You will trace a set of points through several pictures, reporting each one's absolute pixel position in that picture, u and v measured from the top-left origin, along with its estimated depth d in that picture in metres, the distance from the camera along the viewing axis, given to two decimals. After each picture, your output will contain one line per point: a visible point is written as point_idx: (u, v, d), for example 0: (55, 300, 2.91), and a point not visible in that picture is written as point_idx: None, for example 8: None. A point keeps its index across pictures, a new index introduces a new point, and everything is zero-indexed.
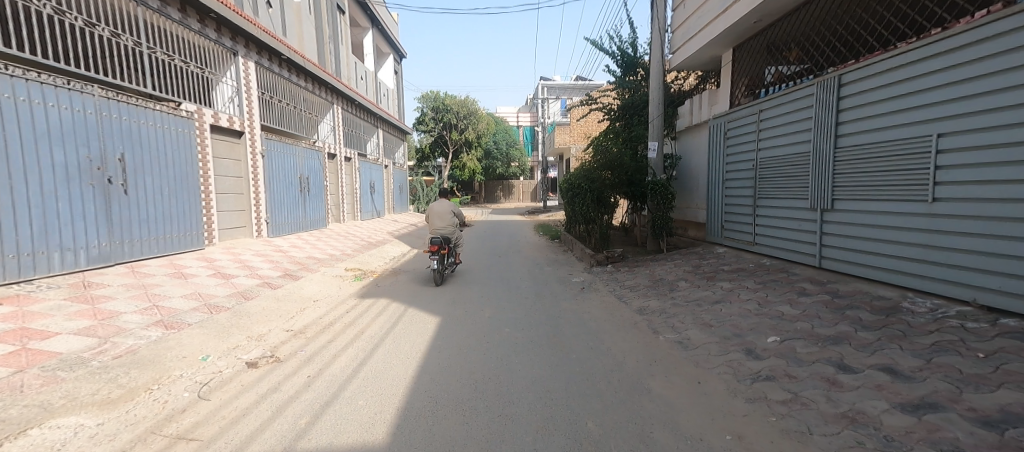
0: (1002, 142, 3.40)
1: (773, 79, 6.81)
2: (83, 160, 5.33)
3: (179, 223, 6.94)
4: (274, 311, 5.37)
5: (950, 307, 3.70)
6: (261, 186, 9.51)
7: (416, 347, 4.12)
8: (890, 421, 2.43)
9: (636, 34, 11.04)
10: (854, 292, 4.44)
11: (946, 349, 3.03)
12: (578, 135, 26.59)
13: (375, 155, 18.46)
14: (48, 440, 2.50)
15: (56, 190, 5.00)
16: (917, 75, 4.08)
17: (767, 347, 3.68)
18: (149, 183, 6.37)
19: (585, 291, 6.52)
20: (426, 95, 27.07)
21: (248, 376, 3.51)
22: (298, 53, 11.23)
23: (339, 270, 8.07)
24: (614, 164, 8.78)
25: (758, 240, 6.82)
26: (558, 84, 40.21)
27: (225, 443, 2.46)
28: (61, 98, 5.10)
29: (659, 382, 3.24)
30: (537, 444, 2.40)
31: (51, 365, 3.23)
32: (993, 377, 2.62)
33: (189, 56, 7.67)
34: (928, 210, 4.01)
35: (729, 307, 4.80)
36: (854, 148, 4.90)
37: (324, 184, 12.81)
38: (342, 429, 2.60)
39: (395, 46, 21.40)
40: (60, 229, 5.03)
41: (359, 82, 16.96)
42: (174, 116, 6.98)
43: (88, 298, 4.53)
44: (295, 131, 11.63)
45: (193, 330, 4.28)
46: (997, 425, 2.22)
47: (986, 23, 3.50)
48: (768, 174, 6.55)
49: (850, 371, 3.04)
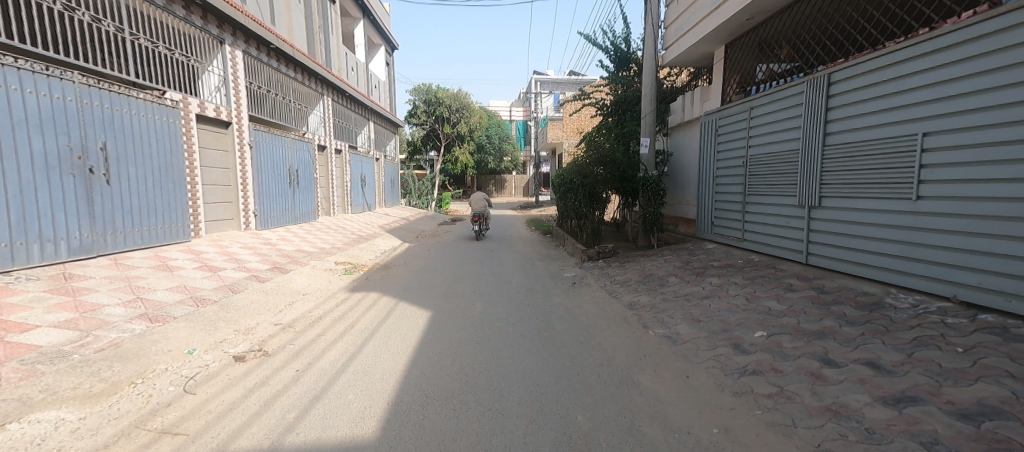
0: (986, 142, 3.46)
1: (763, 76, 6.87)
2: (64, 148, 5.19)
3: (164, 215, 6.81)
4: (262, 304, 5.32)
5: (931, 303, 3.77)
6: (249, 177, 9.38)
7: (407, 341, 4.12)
8: (872, 414, 2.48)
9: (629, 30, 11.06)
10: (839, 288, 4.52)
11: (926, 344, 3.10)
12: (571, 130, 26.98)
13: (366, 147, 18.26)
14: (29, 435, 2.46)
15: (35, 180, 4.87)
16: (905, 74, 4.12)
17: (754, 342, 3.72)
18: (133, 173, 6.23)
19: (576, 286, 6.55)
20: (418, 87, 26.73)
21: (234, 370, 3.47)
22: (287, 43, 11.03)
23: (329, 263, 8.01)
24: (607, 159, 8.70)
25: (747, 236, 6.89)
26: (551, 79, 40.06)
27: (212, 437, 2.44)
28: (39, 84, 4.95)
29: (648, 376, 3.28)
30: (527, 438, 2.40)
31: (30, 358, 3.16)
32: (971, 371, 2.69)
33: (174, 43, 7.50)
34: (912, 208, 4.08)
35: (717, 302, 4.86)
36: (841, 146, 4.96)
37: (314, 176, 12.67)
38: (331, 423, 2.58)
39: (387, 38, 21.14)
40: (40, 219, 4.91)
41: (350, 73, 16.73)
42: (159, 106, 6.83)
43: (69, 290, 4.44)
44: (285, 123, 11.47)
45: (179, 324, 4.21)
46: (974, 417, 2.28)
47: (973, 23, 3.54)
48: (758, 171, 6.61)
49: (834, 365, 3.10)
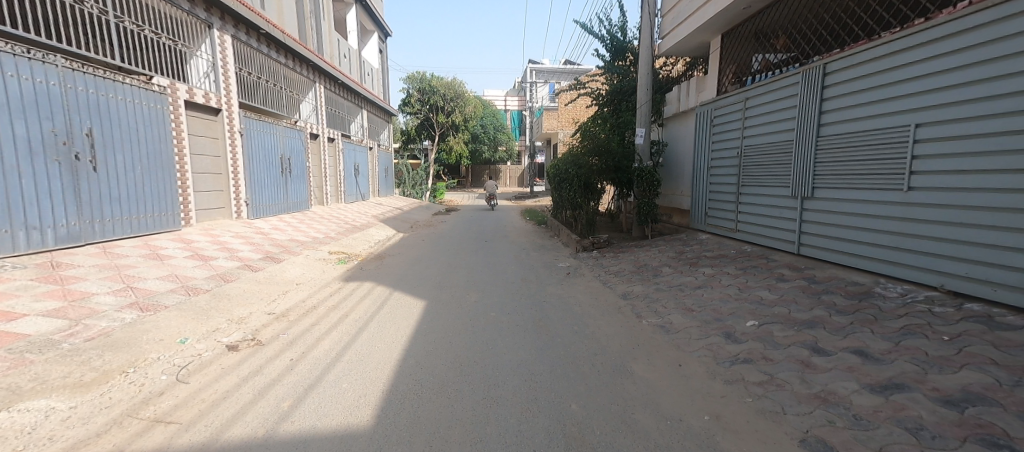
0: (974, 134, 3.52)
1: (760, 67, 6.83)
2: (47, 133, 5.08)
3: (153, 203, 6.72)
4: (254, 293, 5.30)
5: (919, 292, 3.83)
6: (241, 166, 9.27)
7: (401, 330, 4.13)
8: (860, 401, 2.52)
9: (625, 18, 10.95)
10: (830, 278, 4.57)
11: (913, 333, 3.14)
12: (567, 121, 27.02)
13: (359, 136, 18.05)
14: (18, 423, 2.45)
15: (19, 166, 4.78)
16: (902, 64, 4.11)
17: (745, 331, 3.76)
18: (120, 160, 6.13)
19: (571, 276, 6.57)
20: (412, 75, 26.29)
21: (228, 359, 3.46)
22: (278, 28, 10.81)
23: (323, 253, 7.98)
24: (602, 149, 8.70)
25: (740, 226, 6.94)
26: (547, 68, 39.72)
27: (205, 426, 2.44)
28: (22, 68, 4.82)
29: (641, 365, 3.31)
30: (522, 426, 2.43)
31: (19, 346, 3.13)
32: (956, 359, 2.74)
33: (161, 27, 7.34)
34: (904, 199, 4.12)
35: (710, 292, 4.91)
36: (836, 137, 4.96)
37: (307, 164, 12.55)
38: (326, 412, 2.59)
39: (380, 24, 20.80)
40: (25, 207, 4.83)
41: (342, 60, 16.46)
42: (146, 92, 6.71)
43: (58, 279, 4.39)
44: (276, 110, 11.30)
45: (170, 313, 4.18)
46: (958, 404, 2.33)
47: (968, 14, 3.55)
48: (752, 162, 6.63)
49: (823, 354, 3.14)
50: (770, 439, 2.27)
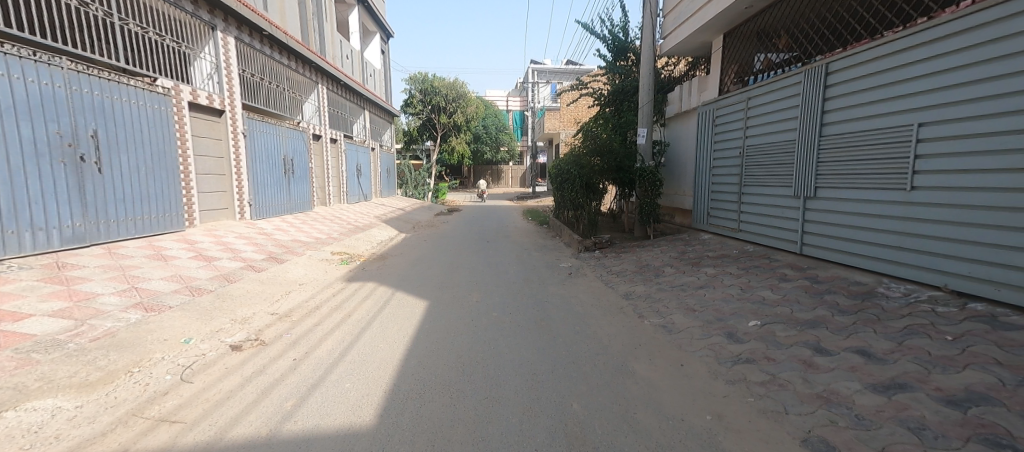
0: (976, 133, 3.51)
1: (761, 66, 6.85)
2: (53, 135, 5.12)
3: (157, 204, 6.75)
4: (258, 294, 5.32)
5: (922, 292, 3.83)
6: (244, 166, 9.32)
7: (403, 330, 4.14)
8: (862, 401, 2.52)
9: (627, 18, 10.94)
10: (832, 278, 4.56)
11: (917, 332, 3.14)
12: (568, 121, 27.07)
13: (361, 137, 18.08)
14: (24, 423, 2.47)
15: (25, 167, 4.82)
16: (905, 63, 4.09)
17: (748, 331, 3.76)
18: (125, 161, 6.17)
19: (573, 276, 6.55)
20: (415, 75, 26.18)
21: (232, 359, 3.47)
22: (280, 29, 10.83)
23: (326, 253, 8.01)
24: (603, 149, 8.65)
25: (742, 227, 6.95)
26: (549, 68, 39.70)
27: (209, 425, 2.45)
28: (27, 70, 4.86)
29: (643, 365, 3.31)
30: (523, 426, 2.44)
31: (25, 347, 3.14)
32: (960, 358, 2.73)
33: (165, 29, 7.38)
34: (906, 199, 4.11)
35: (713, 292, 4.90)
36: (839, 137, 4.95)
37: (309, 165, 12.59)
38: (328, 411, 2.61)
39: (383, 25, 20.85)
40: (30, 206, 4.87)
41: (345, 61, 16.50)
42: (150, 93, 6.74)
43: (63, 279, 4.42)
44: (278, 111, 11.33)
45: (174, 313, 4.21)
46: (961, 403, 2.33)
47: (972, 12, 3.54)
48: (755, 162, 6.63)
49: (826, 354, 3.13)
50: (771, 438, 2.28)
